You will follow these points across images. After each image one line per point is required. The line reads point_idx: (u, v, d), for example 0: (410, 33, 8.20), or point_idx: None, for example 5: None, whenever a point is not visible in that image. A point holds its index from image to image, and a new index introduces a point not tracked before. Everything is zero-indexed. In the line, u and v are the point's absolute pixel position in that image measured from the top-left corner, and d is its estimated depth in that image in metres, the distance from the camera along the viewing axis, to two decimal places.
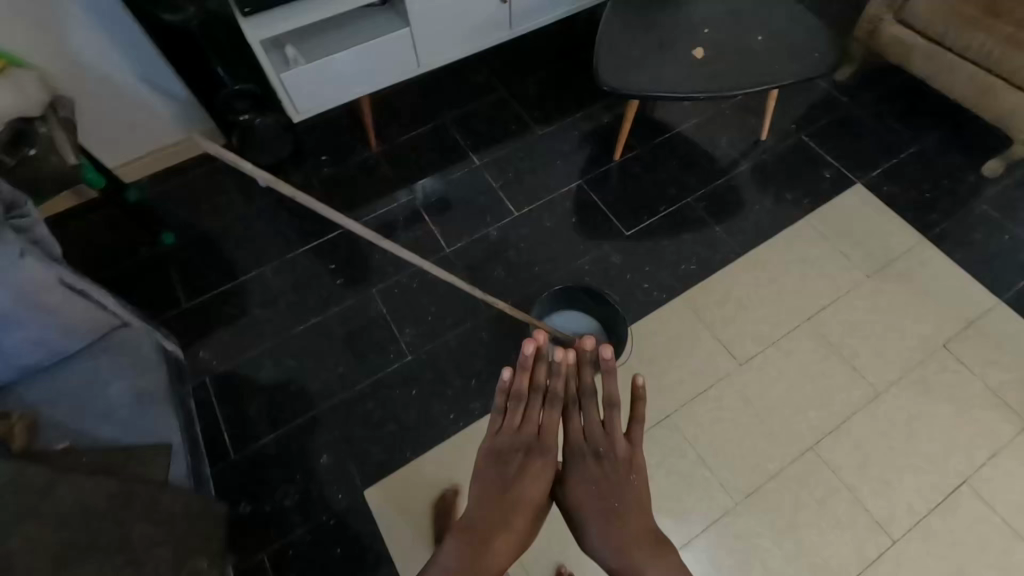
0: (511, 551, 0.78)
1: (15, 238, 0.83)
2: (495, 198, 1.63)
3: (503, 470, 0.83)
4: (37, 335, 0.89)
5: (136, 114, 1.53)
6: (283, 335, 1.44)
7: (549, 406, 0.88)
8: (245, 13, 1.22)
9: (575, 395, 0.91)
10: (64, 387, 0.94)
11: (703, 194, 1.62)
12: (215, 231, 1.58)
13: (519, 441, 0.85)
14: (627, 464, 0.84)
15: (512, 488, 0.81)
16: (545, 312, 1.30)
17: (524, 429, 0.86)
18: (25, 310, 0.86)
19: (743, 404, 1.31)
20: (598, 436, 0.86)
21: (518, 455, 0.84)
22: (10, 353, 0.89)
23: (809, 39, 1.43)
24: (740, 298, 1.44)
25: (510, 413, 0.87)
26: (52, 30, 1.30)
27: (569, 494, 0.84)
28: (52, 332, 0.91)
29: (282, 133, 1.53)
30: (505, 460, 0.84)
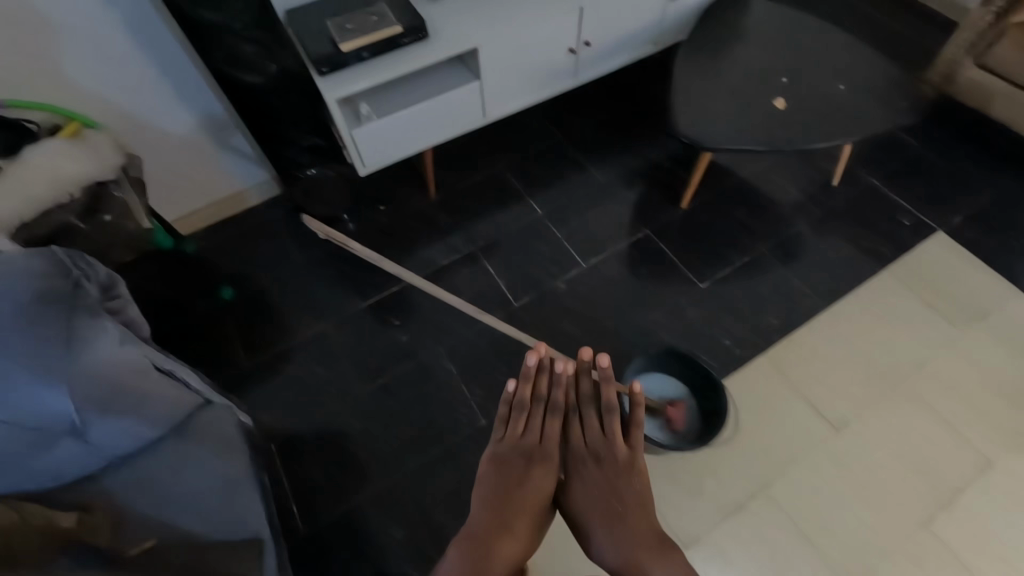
0: (517, 548, 0.87)
1: (112, 322, 0.83)
2: (559, 247, 1.58)
3: (507, 477, 0.89)
4: (126, 421, 0.81)
5: (197, 167, 1.52)
6: (348, 396, 1.38)
7: (550, 414, 0.92)
8: (323, 72, 1.21)
9: (575, 400, 0.96)
10: (148, 474, 0.86)
11: (777, 242, 1.56)
12: (273, 285, 1.54)
13: (523, 449, 0.90)
14: (626, 468, 0.90)
15: (518, 496, 0.88)
16: (638, 367, 1.22)
17: (526, 437, 0.91)
18: (120, 394, 0.80)
19: (843, 475, 1.23)
20: (598, 442, 0.92)
21: (521, 463, 0.90)
22: (100, 440, 0.81)
23: (893, 88, 1.39)
24: (827, 357, 1.37)
25: (513, 421, 0.91)
26: (120, 87, 1.29)
27: (571, 496, 0.91)
28: (141, 419, 0.83)
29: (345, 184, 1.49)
30: (510, 468, 0.89)
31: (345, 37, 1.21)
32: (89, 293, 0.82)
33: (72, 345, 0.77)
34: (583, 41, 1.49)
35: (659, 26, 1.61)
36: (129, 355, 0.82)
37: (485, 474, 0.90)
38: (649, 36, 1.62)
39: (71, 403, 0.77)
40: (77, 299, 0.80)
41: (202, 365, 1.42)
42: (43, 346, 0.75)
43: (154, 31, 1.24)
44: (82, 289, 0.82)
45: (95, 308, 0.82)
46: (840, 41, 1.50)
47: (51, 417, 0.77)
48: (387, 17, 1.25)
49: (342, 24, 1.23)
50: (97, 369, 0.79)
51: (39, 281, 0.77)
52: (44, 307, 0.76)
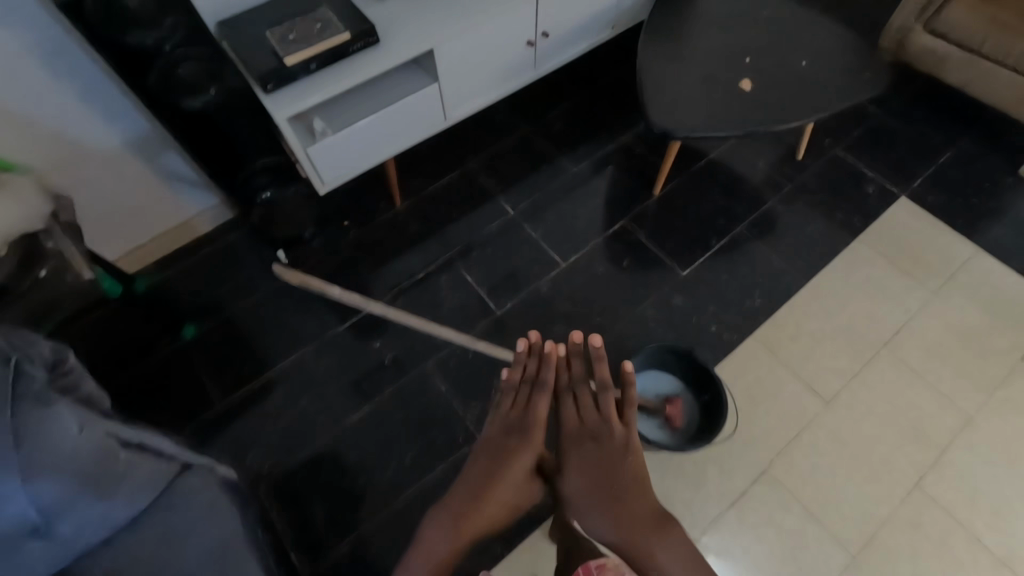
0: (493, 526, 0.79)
1: (66, 407, 0.72)
2: (539, 248, 1.53)
3: (494, 459, 0.79)
4: (96, 511, 0.74)
5: (137, 198, 1.38)
6: (337, 428, 1.31)
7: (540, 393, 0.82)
8: (269, 89, 1.10)
9: (564, 373, 0.86)
10: (134, 557, 0.78)
11: (753, 221, 1.56)
12: (242, 316, 1.44)
13: (510, 427, 0.81)
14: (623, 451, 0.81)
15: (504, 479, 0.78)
16: (640, 364, 1.21)
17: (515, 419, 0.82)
18: (85, 485, 0.72)
19: (839, 445, 1.26)
20: (592, 419, 0.82)
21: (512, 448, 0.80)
22: (70, 535, 0.73)
23: (854, 60, 1.39)
24: (813, 333, 1.39)
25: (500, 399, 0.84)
26: (37, 126, 1.14)
27: (565, 478, 0.81)
28: (114, 505, 0.75)
29: (308, 203, 1.39)
30: (496, 449, 0.80)
31: (289, 49, 1.11)
32: (33, 378, 0.70)
33: (22, 443, 0.67)
34: (542, 32, 1.43)
35: (616, 11, 1.57)
36: (92, 440, 0.73)
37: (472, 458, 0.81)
38: (607, 21, 1.57)
39: (34, 505, 0.68)
40: (21, 387, 0.69)
41: (173, 414, 1.32)
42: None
43: (72, 56, 1.09)
44: (24, 374, 0.70)
45: (42, 394, 0.70)
46: (798, 15, 1.49)
47: (9, 526, 0.67)
48: (332, 24, 1.16)
49: (284, 35, 1.13)
50: (56, 464, 0.69)
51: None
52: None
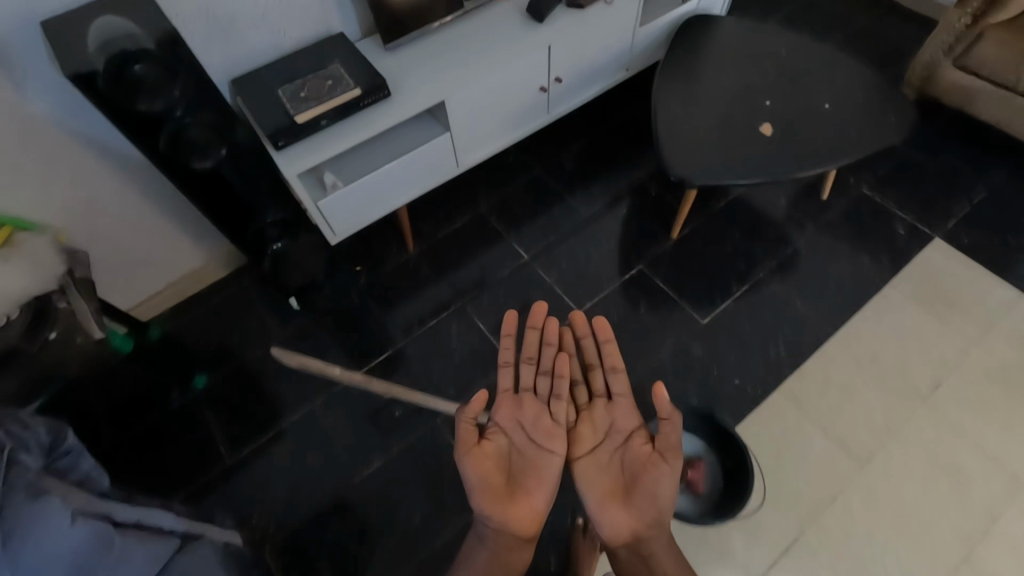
0: (531, 519, 0.86)
1: (59, 498, 0.67)
2: (552, 293, 1.49)
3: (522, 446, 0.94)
4: None
5: (151, 248, 1.38)
6: (345, 484, 1.27)
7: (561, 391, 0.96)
8: (280, 146, 1.12)
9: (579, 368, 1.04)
10: None
11: (775, 264, 1.50)
12: (253, 364, 1.42)
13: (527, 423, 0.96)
14: (623, 439, 0.94)
15: (532, 457, 0.93)
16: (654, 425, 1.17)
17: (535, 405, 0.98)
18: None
19: (877, 512, 1.17)
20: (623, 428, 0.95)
21: (529, 426, 0.95)
22: None
23: (879, 100, 1.34)
24: (843, 385, 1.31)
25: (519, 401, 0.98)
26: (53, 181, 1.14)
27: (602, 473, 0.92)
28: None
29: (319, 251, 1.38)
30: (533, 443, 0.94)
31: (299, 107, 1.12)
32: (25, 470, 0.67)
33: (11, 543, 0.60)
34: (555, 77, 1.42)
35: (630, 52, 1.55)
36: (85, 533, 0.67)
37: (472, 430, 0.91)
38: (621, 62, 1.55)
39: None
40: (11, 480, 0.65)
41: (182, 469, 1.29)
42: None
43: (88, 119, 1.11)
44: (18, 463, 0.67)
45: (31, 485, 0.66)
46: (817, 54, 1.45)
47: None
48: (343, 80, 1.16)
49: (295, 93, 1.14)
50: (43, 566, 0.62)
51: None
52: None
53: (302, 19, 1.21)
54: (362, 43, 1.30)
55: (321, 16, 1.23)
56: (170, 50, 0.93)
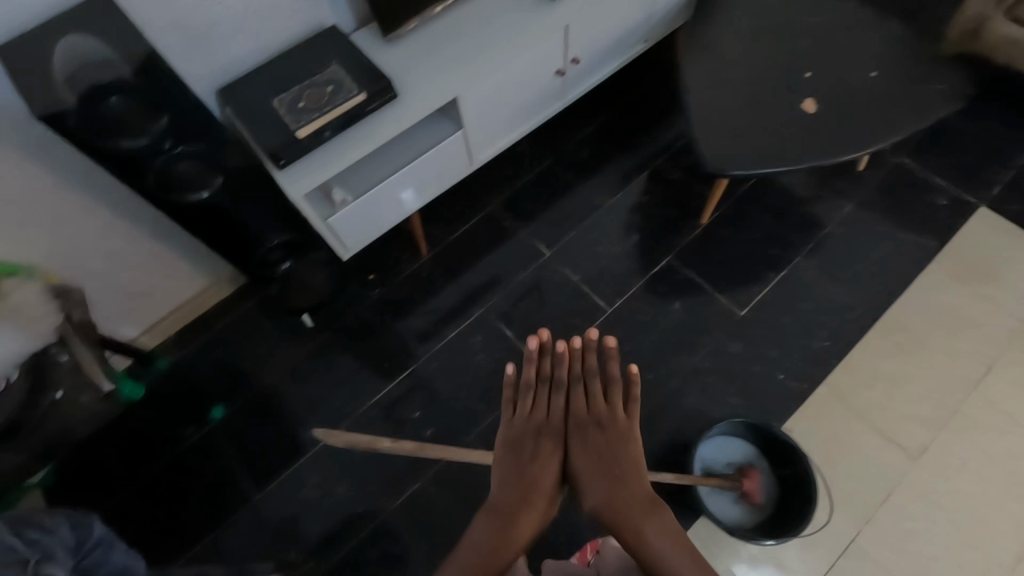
0: (532, 532, 0.69)
1: None
2: (579, 293, 1.41)
3: (518, 454, 0.70)
4: None
5: (148, 278, 1.28)
6: (381, 511, 1.23)
7: (558, 396, 0.72)
8: (283, 166, 1.00)
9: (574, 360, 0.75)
10: None
11: (810, 248, 1.42)
12: (269, 393, 1.35)
13: (524, 429, 0.71)
14: (609, 430, 0.71)
15: (530, 465, 0.70)
16: (705, 436, 1.10)
17: (533, 421, 0.72)
18: None
19: (933, 509, 1.14)
20: (605, 414, 0.72)
21: (525, 434, 0.71)
22: None
23: (927, 67, 1.23)
24: (890, 376, 1.26)
25: (519, 403, 0.72)
26: (32, 224, 1.04)
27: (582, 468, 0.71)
28: None
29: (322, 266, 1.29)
30: (522, 449, 0.71)
31: (300, 121, 1.01)
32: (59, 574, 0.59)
33: None
34: (571, 59, 1.29)
35: (648, 23, 1.41)
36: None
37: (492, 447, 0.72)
38: (638, 35, 1.42)
39: None
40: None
41: (208, 510, 1.24)
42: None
43: (60, 151, 0.98)
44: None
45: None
46: (853, 17, 1.32)
47: None
48: (344, 85, 1.05)
49: (293, 104, 1.03)
50: None
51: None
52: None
53: (289, 17, 1.07)
54: (357, 34, 1.16)
55: (310, 10, 1.09)
56: (150, 78, 0.84)
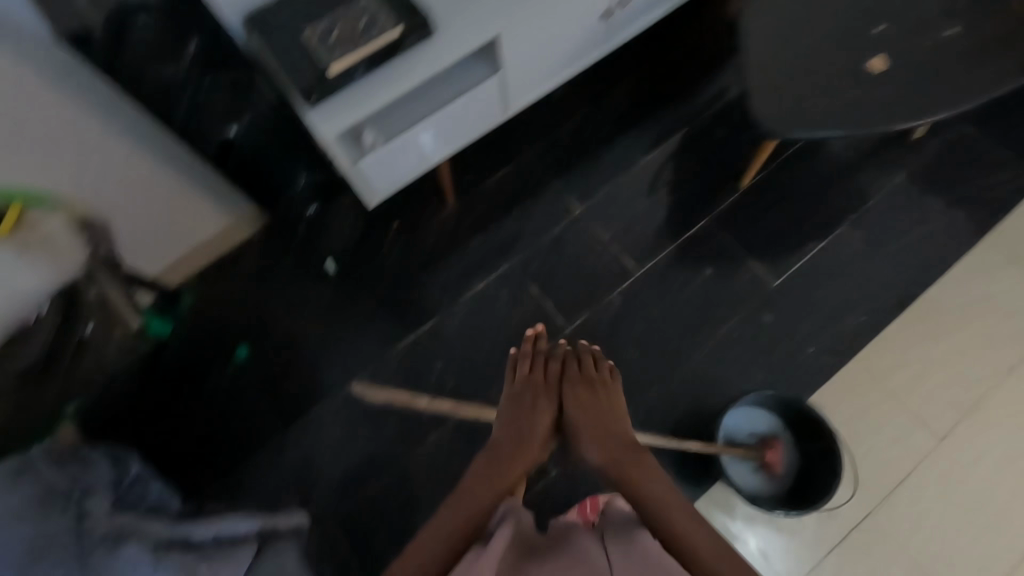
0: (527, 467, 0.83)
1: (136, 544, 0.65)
2: (609, 254, 1.37)
3: (519, 407, 0.88)
4: None
5: (171, 213, 1.26)
6: (402, 458, 1.25)
7: (552, 361, 0.93)
8: (314, 102, 0.94)
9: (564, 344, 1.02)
10: None
11: (855, 220, 1.35)
12: (294, 337, 1.35)
13: (523, 387, 0.90)
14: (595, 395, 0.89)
15: (529, 417, 0.87)
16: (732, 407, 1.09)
17: (532, 380, 0.90)
18: None
19: (954, 491, 1.14)
20: (592, 380, 0.91)
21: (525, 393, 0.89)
22: None
23: (1010, 26, 1.12)
24: (924, 357, 1.23)
25: (521, 368, 0.92)
26: (55, 153, 1.00)
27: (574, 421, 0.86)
28: None
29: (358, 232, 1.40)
30: (522, 402, 0.88)
31: (333, 55, 0.93)
32: (97, 518, 0.66)
33: None
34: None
35: None
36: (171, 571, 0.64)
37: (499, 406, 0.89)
38: None
39: None
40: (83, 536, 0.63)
41: (234, 446, 1.27)
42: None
43: (82, 76, 0.94)
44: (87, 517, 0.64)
45: (108, 533, 0.65)
46: None
47: None
48: (381, 18, 0.96)
49: (325, 34, 0.94)
50: None
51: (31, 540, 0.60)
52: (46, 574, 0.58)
53: None
54: None
55: None
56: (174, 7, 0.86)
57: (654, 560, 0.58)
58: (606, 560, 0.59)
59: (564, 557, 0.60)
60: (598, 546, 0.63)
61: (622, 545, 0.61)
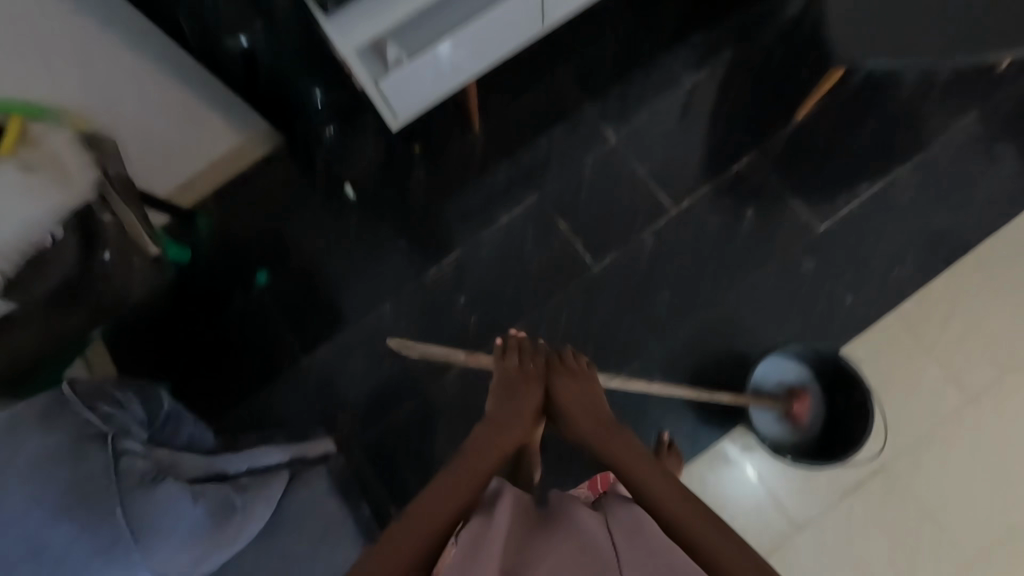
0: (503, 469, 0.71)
1: (174, 480, 0.67)
2: (644, 189, 1.29)
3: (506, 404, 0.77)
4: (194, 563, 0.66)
5: (181, 128, 1.18)
6: (425, 389, 1.25)
7: (538, 357, 0.83)
8: (330, 10, 0.82)
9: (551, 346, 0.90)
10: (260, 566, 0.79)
11: (917, 162, 1.25)
12: (316, 264, 1.31)
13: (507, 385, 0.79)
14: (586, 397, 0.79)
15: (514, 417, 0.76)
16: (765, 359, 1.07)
17: (518, 375, 0.80)
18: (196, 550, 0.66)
19: (976, 445, 1.13)
20: (581, 382, 0.80)
21: (510, 394, 0.78)
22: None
23: None
24: (969, 312, 1.18)
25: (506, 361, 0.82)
26: (51, 56, 0.92)
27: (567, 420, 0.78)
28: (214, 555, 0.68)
29: (386, 154, 1.33)
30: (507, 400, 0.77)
31: None
32: (133, 457, 0.66)
33: (140, 533, 0.61)
34: None
35: None
36: (208, 509, 0.68)
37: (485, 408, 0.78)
38: None
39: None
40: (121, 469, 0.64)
41: (260, 370, 1.28)
42: (105, 562, 0.59)
43: None
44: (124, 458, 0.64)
45: (147, 472, 0.65)
46: None
47: None
48: None
49: None
50: (168, 539, 0.63)
51: (68, 484, 0.60)
52: (87, 516, 0.59)
53: None
54: None
55: None
56: None
57: (667, 554, 0.52)
58: (612, 550, 0.53)
59: (567, 543, 0.54)
60: (601, 528, 0.57)
61: (629, 534, 0.55)
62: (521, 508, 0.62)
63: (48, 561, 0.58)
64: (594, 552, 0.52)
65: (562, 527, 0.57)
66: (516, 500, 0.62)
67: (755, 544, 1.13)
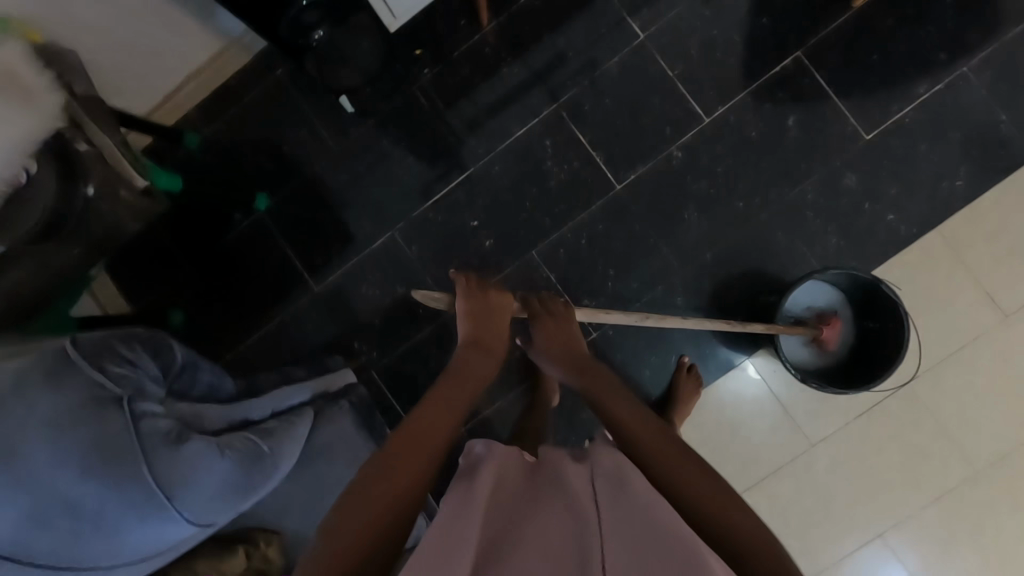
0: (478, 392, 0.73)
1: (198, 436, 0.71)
2: (675, 95, 1.15)
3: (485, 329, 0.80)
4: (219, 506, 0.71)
5: (149, 32, 1.04)
6: (440, 317, 1.20)
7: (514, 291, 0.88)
8: None
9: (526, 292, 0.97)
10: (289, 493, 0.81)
11: (987, 58, 1.10)
12: (320, 181, 1.21)
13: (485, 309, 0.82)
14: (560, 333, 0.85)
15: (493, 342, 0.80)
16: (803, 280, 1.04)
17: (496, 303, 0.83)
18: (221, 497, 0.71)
19: (1004, 365, 1.12)
20: (557, 318, 0.86)
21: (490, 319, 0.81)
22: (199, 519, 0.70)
23: None
24: (1019, 228, 1.11)
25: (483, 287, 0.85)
26: None
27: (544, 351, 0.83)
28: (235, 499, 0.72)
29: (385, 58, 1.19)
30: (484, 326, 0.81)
31: None
32: (155, 417, 0.68)
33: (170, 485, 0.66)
34: None
35: None
36: (236, 461, 0.72)
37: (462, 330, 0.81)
38: None
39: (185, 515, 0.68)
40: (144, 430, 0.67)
41: (270, 295, 1.22)
42: (142, 510, 0.65)
43: None
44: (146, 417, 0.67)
45: (169, 432, 0.69)
46: None
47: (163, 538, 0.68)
48: None
49: None
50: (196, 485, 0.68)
51: (94, 438, 0.63)
52: (116, 473, 0.64)
53: None
54: None
55: None
56: None
57: (644, 503, 0.49)
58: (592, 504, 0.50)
59: (556, 505, 0.51)
60: (586, 484, 0.53)
61: (613, 490, 0.51)
62: (502, 479, 0.56)
63: (86, 512, 0.63)
64: (579, 517, 0.48)
65: (542, 497, 0.53)
66: (496, 469, 0.57)
67: (769, 460, 1.15)
